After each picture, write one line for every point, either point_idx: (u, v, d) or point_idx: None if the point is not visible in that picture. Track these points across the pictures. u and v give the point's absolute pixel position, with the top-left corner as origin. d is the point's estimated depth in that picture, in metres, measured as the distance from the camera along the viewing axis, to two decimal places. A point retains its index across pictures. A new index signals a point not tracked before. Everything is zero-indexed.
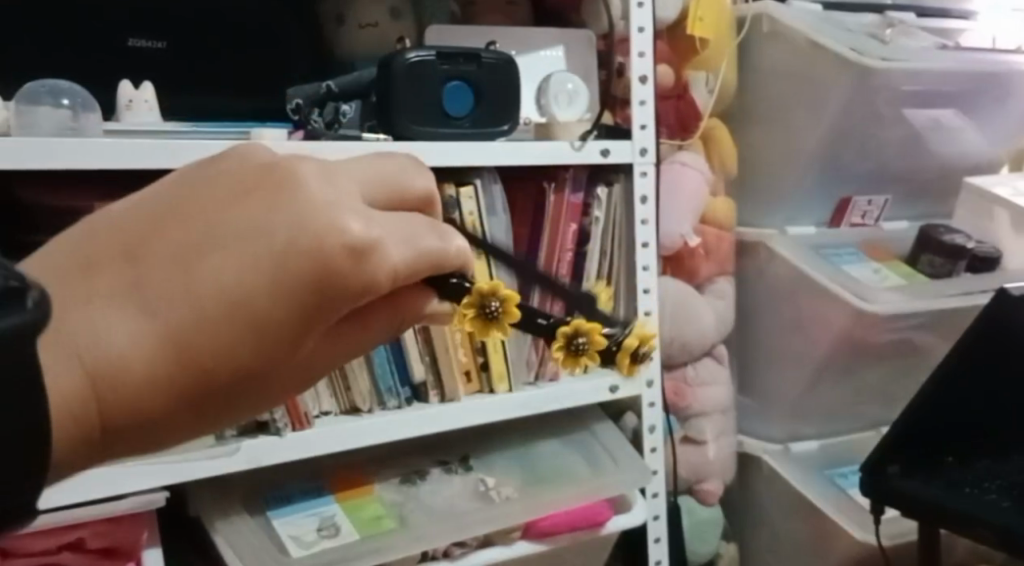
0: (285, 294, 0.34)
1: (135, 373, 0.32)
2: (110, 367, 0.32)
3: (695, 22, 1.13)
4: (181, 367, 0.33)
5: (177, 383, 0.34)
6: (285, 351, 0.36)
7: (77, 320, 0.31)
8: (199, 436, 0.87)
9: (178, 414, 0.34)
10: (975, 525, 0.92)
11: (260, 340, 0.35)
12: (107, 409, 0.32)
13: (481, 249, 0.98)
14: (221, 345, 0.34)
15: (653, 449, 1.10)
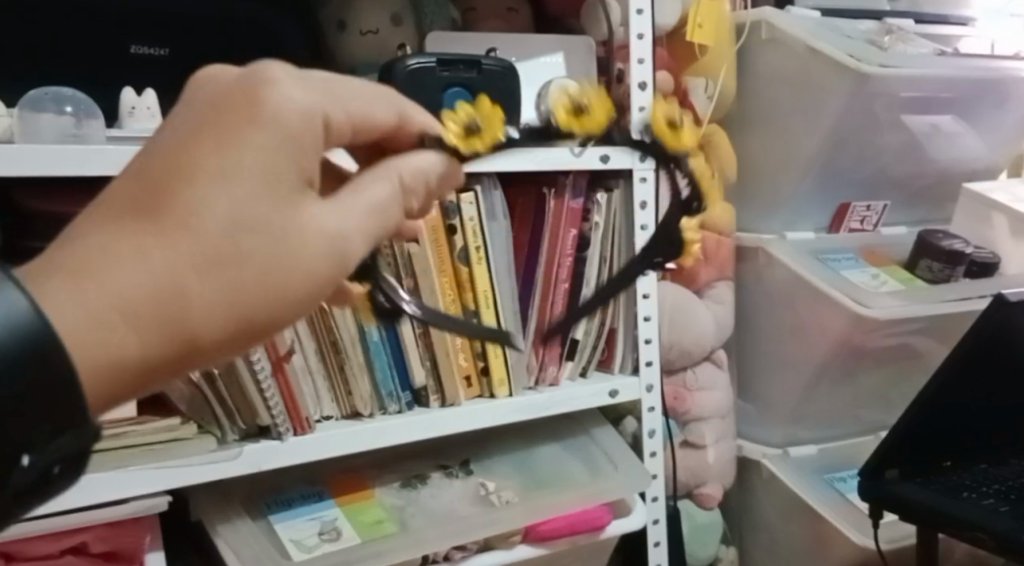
0: (248, 180, 0.48)
1: (181, 289, 0.45)
2: (142, 289, 0.44)
3: (695, 30, 1.12)
4: (170, 231, 0.45)
5: (178, 249, 0.45)
6: (262, 205, 0.48)
7: (100, 262, 0.44)
8: (201, 441, 0.88)
9: (218, 321, 0.47)
10: (973, 529, 0.92)
11: (230, 196, 0.47)
12: (143, 329, 0.44)
13: (481, 253, 0.99)
14: (203, 210, 0.46)
15: (653, 453, 1.10)
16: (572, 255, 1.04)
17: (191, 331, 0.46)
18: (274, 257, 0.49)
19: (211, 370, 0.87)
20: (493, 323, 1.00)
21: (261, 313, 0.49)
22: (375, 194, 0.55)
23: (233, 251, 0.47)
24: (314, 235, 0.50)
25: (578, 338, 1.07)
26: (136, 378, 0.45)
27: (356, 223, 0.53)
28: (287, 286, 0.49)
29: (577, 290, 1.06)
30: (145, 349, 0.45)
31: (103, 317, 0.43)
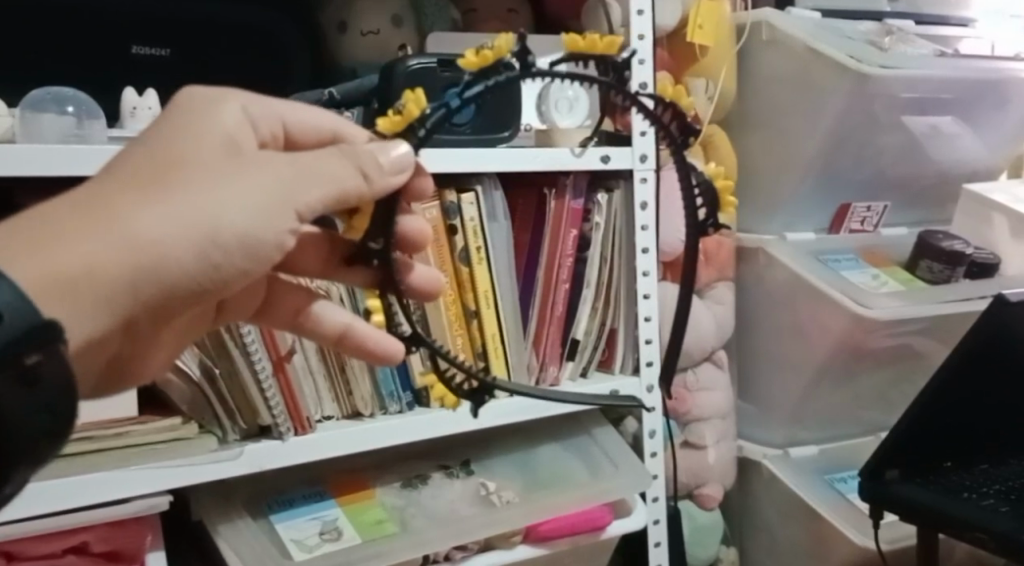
0: (189, 149, 0.55)
1: (125, 229, 0.51)
2: (89, 233, 0.50)
3: (695, 31, 1.12)
4: (113, 178, 0.53)
5: (118, 187, 0.52)
6: (195, 148, 0.55)
7: (56, 219, 0.50)
8: (203, 441, 0.88)
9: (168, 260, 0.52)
10: (972, 529, 0.92)
11: (163, 147, 0.54)
12: (93, 266, 0.50)
13: (481, 254, 0.99)
14: (139, 159, 0.54)
15: (653, 453, 1.10)
16: (573, 256, 1.04)
17: (132, 240, 0.51)
18: (214, 186, 0.53)
19: (213, 370, 0.88)
20: (493, 323, 1.01)
21: (203, 228, 0.53)
22: (329, 156, 0.58)
23: (168, 179, 0.53)
24: (253, 170, 0.55)
25: (579, 338, 1.07)
26: (87, 288, 0.50)
27: (304, 166, 0.56)
28: (227, 209, 0.53)
29: (577, 291, 1.06)
30: (90, 258, 0.50)
31: (54, 230, 0.50)
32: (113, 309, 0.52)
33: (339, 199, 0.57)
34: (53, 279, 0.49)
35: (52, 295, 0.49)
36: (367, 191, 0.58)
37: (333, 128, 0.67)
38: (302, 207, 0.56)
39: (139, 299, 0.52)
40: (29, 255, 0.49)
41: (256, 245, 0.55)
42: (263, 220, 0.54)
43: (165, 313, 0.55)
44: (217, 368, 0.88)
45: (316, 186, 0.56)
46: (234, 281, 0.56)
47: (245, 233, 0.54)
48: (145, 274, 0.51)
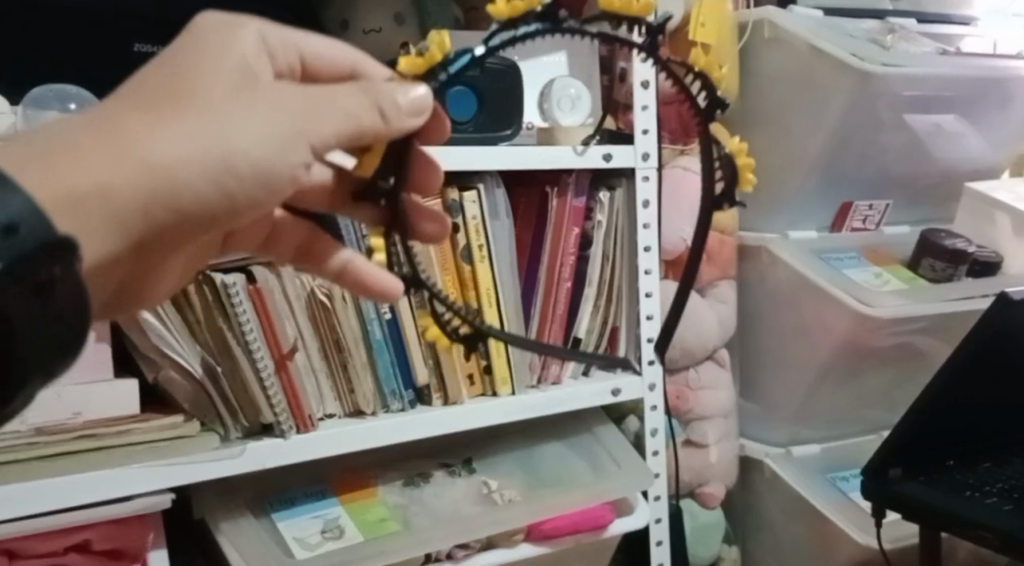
0: (208, 80, 0.54)
1: (142, 154, 0.50)
2: (108, 156, 0.49)
3: (696, 29, 1.11)
4: (127, 101, 0.52)
5: (133, 111, 0.52)
6: (212, 74, 0.54)
7: (73, 141, 0.49)
8: (206, 438, 0.87)
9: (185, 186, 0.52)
10: (976, 527, 0.92)
11: (178, 72, 0.54)
12: (111, 187, 0.49)
13: (484, 252, 0.99)
14: (155, 83, 0.53)
15: (655, 452, 1.10)
16: (574, 254, 1.04)
17: (147, 163, 0.50)
18: (228, 116, 0.53)
19: (215, 367, 0.88)
20: (495, 321, 1.00)
21: (217, 154, 0.52)
22: (344, 91, 0.57)
23: (184, 104, 0.52)
24: (268, 100, 0.54)
25: (581, 336, 1.06)
26: (101, 206, 0.49)
27: (319, 99, 0.56)
28: (241, 137, 0.53)
29: (579, 288, 1.06)
30: (105, 177, 0.49)
31: (69, 151, 0.49)
32: (125, 230, 0.51)
33: (352, 135, 0.57)
34: (68, 196, 0.48)
35: (66, 212, 0.48)
36: (383, 129, 0.58)
37: (353, 62, 0.65)
38: (315, 139, 0.55)
39: (150, 221, 0.52)
40: (43, 170, 0.48)
41: (268, 174, 0.54)
42: (277, 149, 0.54)
43: (174, 237, 0.55)
44: (219, 366, 0.88)
45: (331, 119, 0.56)
46: (245, 210, 0.55)
47: (257, 162, 0.53)
48: (158, 196, 0.51)
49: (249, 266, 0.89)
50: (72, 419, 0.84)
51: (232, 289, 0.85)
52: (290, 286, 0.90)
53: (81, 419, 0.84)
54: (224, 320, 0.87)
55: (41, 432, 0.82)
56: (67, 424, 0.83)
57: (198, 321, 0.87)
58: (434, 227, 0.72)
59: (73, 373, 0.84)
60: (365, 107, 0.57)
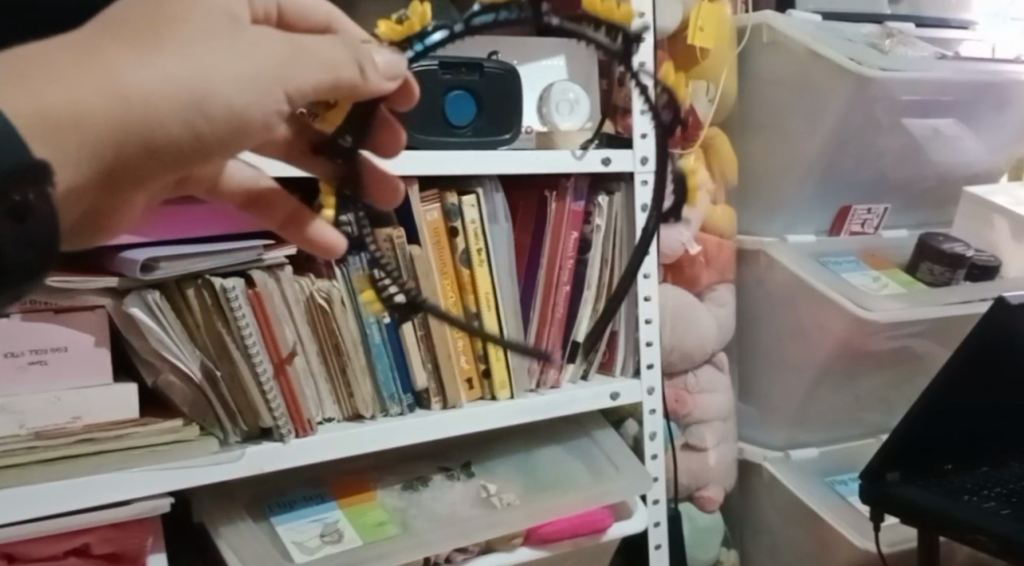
0: (183, 14, 0.46)
1: (114, 84, 0.43)
2: (76, 81, 0.42)
3: (695, 33, 1.13)
4: (97, 25, 0.45)
5: (104, 35, 0.44)
6: (189, 5, 0.47)
7: (33, 63, 0.42)
8: (204, 442, 0.88)
9: (161, 124, 0.44)
10: (973, 532, 0.92)
11: (156, 2, 0.47)
12: (80, 116, 0.42)
13: (483, 256, 0.99)
14: (128, 12, 0.46)
15: (654, 455, 1.10)
16: (573, 258, 1.04)
17: (120, 92, 0.43)
18: (209, 56, 0.46)
19: (213, 370, 0.87)
20: (493, 324, 1.00)
21: (198, 88, 0.45)
22: (326, 42, 0.51)
23: (163, 32, 0.45)
24: (248, 40, 0.48)
25: (580, 340, 1.07)
26: (71, 134, 0.42)
27: (300, 45, 0.50)
28: (223, 74, 0.46)
29: (578, 292, 1.06)
30: (78, 101, 0.42)
31: (32, 74, 0.41)
32: (92, 165, 0.43)
33: (334, 86, 0.51)
34: (35, 119, 0.40)
35: (36, 136, 0.41)
36: (361, 85, 0.52)
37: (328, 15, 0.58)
38: (295, 86, 0.49)
39: (119, 159, 0.44)
40: (7, 88, 0.40)
41: (249, 119, 0.47)
42: (258, 96, 0.47)
43: (140, 184, 0.47)
44: (218, 370, 0.88)
45: (312, 70, 0.50)
46: (218, 155, 0.48)
47: (239, 104, 0.47)
48: (132, 133, 0.44)
49: (246, 270, 0.88)
50: (72, 423, 0.84)
51: (232, 293, 0.86)
52: (289, 289, 0.90)
53: (81, 423, 0.85)
54: (223, 321, 0.87)
55: (42, 436, 0.82)
56: (68, 428, 0.84)
57: (198, 325, 0.87)
58: (390, 194, 0.67)
59: (75, 376, 0.85)
60: (348, 59, 0.52)
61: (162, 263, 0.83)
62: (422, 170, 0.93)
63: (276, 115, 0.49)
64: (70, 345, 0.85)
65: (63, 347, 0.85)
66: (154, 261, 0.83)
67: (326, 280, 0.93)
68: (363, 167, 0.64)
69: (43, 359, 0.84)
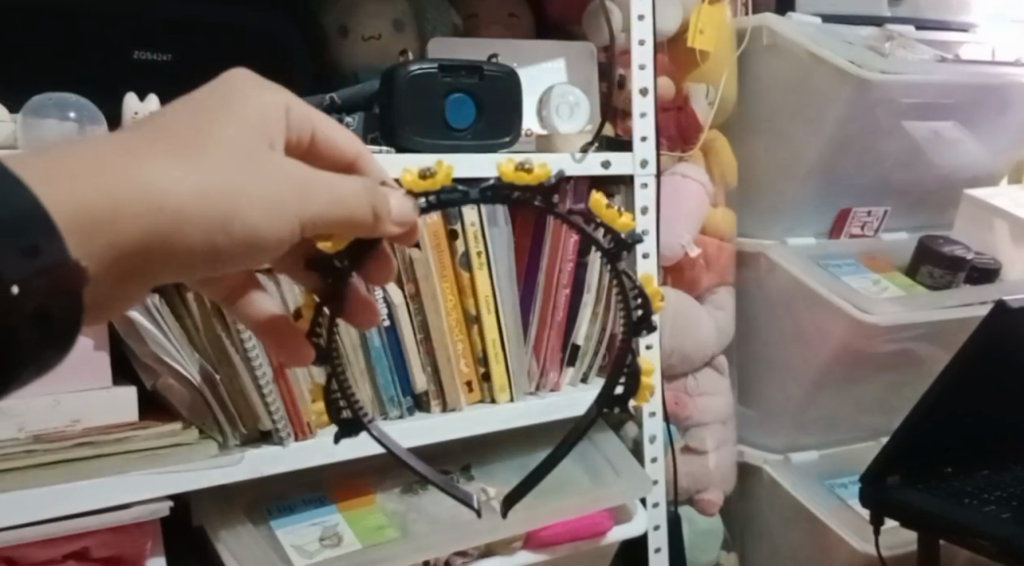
0: (227, 137, 0.51)
1: (149, 190, 0.47)
2: (117, 182, 0.46)
3: (695, 35, 1.14)
4: (144, 132, 0.49)
5: (148, 143, 0.48)
6: (230, 128, 0.52)
7: (83, 161, 0.46)
8: (205, 445, 0.87)
9: (187, 233, 0.48)
10: (973, 536, 0.92)
11: (201, 118, 0.51)
12: (114, 220, 0.46)
13: (483, 260, 0.99)
14: (176, 123, 0.50)
15: (654, 458, 1.10)
16: (573, 261, 1.04)
17: (153, 201, 0.47)
18: (242, 175, 0.50)
19: (213, 374, 0.87)
20: (494, 327, 1.00)
21: (222, 211, 0.49)
22: (347, 178, 0.56)
23: (202, 150, 0.50)
24: (281, 172, 0.52)
25: (580, 343, 1.06)
26: (101, 235, 0.46)
27: (321, 179, 0.54)
28: (248, 200, 0.50)
29: (577, 296, 1.06)
30: (113, 204, 0.45)
31: (78, 171, 0.45)
32: (112, 262, 0.47)
33: (345, 224, 0.55)
34: (75, 220, 0.45)
35: (70, 231, 0.45)
36: (371, 224, 0.57)
37: (374, 202, 0.57)
38: (310, 218, 0.53)
39: (137, 261, 0.48)
40: (55, 184, 0.44)
41: (260, 243, 0.51)
42: (276, 222, 0.52)
43: (148, 284, 0.50)
44: (218, 374, 0.88)
45: (330, 202, 0.54)
46: (229, 267, 0.52)
47: (255, 230, 0.51)
48: (155, 242, 0.47)
49: None
50: (71, 426, 0.84)
51: None
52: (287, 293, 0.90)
53: (81, 426, 0.85)
54: (222, 323, 0.87)
55: (41, 439, 0.82)
56: (68, 430, 0.84)
57: (197, 329, 0.87)
58: (366, 315, 0.68)
59: (74, 380, 0.85)
60: (365, 194, 0.56)
61: None
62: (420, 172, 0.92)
63: (287, 240, 0.53)
64: (69, 348, 0.85)
65: (62, 351, 0.85)
66: None
67: None
68: (346, 288, 0.66)
69: None
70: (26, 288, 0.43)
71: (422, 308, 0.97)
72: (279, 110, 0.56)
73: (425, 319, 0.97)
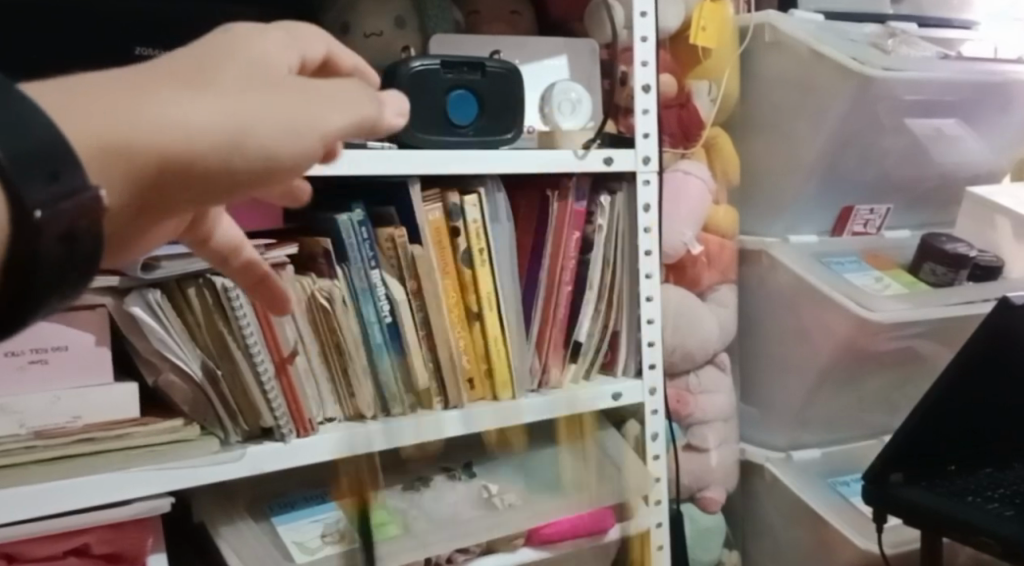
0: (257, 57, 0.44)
1: (173, 116, 0.39)
2: (144, 112, 0.39)
3: (697, 33, 1.13)
4: (160, 61, 0.42)
5: (158, 74, 0.41)
6: (265, 50, 0.45)
7: (112, 90, 0.39)
8: (204, 442, 0.87)
9: (204, 161, 0.40)
10: (977, 533, 0.91)
11: (224, 43, 0.44)
12: (143, 145, 0.39)
13: (484, 256, 0.99)
14: (198, 48, 0.44)
15: (656, 456, 1.07)
16: (574, 258, 1.04)
17: (176, 127, 0.39)
18: (268, 94, 0.43)
19: (215, 371, 0.87)
20: (496, 324, 1.00)
21: (234, 123, 0.41)
22: (349, 84, 0.46)
23: (221, 78, 0.42)
24: (311, 90, 0.45)
25: (581, 340, 1.06)
26: (125, 162, 0.38)
27: (321, 93, 0.44)
28: (263, 114, 0.42)
29: (580, 292, 1.06)
30: (141, 128, 0.39)
31: (104, 96, 0.39)
32: (130, 195, 0.40)
33: (355, 135, 0.46)
34: (105, 146, 0.38)
35: (94, 163, 0.38)
36: (378, 128, 0.47)
37: (377, 110, 0.47)
38: (323, 133, 0.44)
39: (159, 194, 0.40)
40: (76, 111, 0.38)
41: (271, 159, 0.42)
42: (287, 138, 0.42)
43: (154, 216, 0.42)
44: (219, 370, 0.87)
45: (339, 112, 0.45)
46: (232, 190, 0.42)
47: (267, 147, 0.41)
48: (171, 165, 0.39)
49: None
50: (72, 422, 0.84)
51: (233, 293, 0.85)
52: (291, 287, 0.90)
53: (82, 422, 0.85)
54: (224, 319, 0.86)
55: (40, 436, 0.82)
56: (67, 428, 0.84)
57: (199, 325, 0.87)
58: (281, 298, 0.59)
59: (75, 375, 0.85)
60: (370, 102, 0.46)
61: (162, 263, 0.83)
62: (425, 170, 0.93)
63: (291, 156, 0.43)
64: (70, 344, 0.85)
65: (63, 347, 0.85)
66: (155, 260, 0.83)
67: (328, 279, 0.92)
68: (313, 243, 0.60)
69: (44, 358, 0.84)
70: (49, 214, 0.35)
71: (423, 304, 0.96)
72: (315, 42, 0.50)
73: (425, 315, 0.97)
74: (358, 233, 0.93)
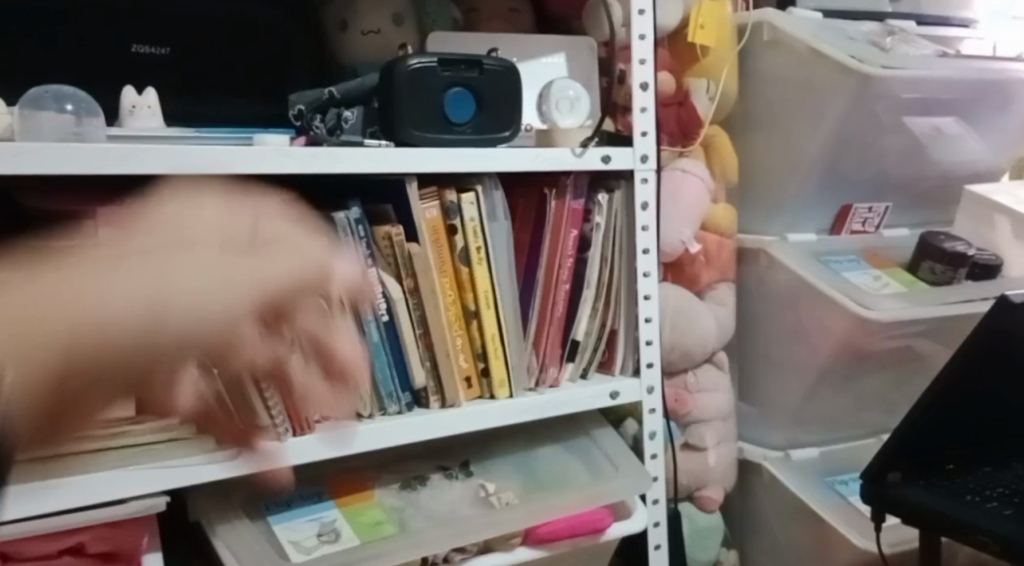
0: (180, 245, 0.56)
1: (94, 315, 0.50)
2: (51, 308, 0.50)
3: (696, 31, 1.13)
4: (35, 259, 0.53)
5: (104, 251, 0.54)
6: (169, 232, 0.56)
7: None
8: (201, 441, 0.87)
9: (104, 370, 0.51)
10: (974, 532, 0.91)
11: (123, 235, 0.55)
12: (72, 391, 0.50)
13: (482, 255, 0.98)
14: (113, 240, 0.55)
15: (654, 455, 1.09)
16: (573, 256, 1.04)
17: (67, 324, 0.49)
18: (172, 277, 0.54)
19: None
20: (494, 323, 1.00)
21: (149, 307, 0.52)
22: (294, 251, 0.61)
23: (140, 258, 0.54)
24: (239, 270, 0.57)
25: (580, 338, 1.06)
26: (73, 407, 0.51)
27: (266, 259, 0.59)
28: (177, 292, 0.53)
29: (578, 291, 1.06)
30: (17, 368, 0.49)
31: (32, 290, 0.50)
32: (46, 400, 0.50)
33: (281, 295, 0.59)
34: (60, 389, 0.50)
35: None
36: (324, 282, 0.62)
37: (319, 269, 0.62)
38: (174, 312, 0.53)
39: (51, 424, 0.51)
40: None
41: (189, 345, 0.54)
42: (199, 320, 0.54)
43: (83, 422, 0.52)
44: None
45: (259, 284, 0.57)
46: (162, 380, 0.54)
47: (182, 321, 0.53)
48: (75, 365, 0.50)
49: None
50: None
51: None
52: None
53: None
54: None
55: None
56: None
57: None
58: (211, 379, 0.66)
59: None
60: (315, 265, 0.62)
61: None
62: (422, 168, 0.92)
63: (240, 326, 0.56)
64: None
65: None
66: None
67: None
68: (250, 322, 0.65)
69: None
70: None
71: (421, 303, 0.96)
72: (226, 221, 0.59)
73: (422, 313, 0.96)
74: (355, 232, 0.92)
